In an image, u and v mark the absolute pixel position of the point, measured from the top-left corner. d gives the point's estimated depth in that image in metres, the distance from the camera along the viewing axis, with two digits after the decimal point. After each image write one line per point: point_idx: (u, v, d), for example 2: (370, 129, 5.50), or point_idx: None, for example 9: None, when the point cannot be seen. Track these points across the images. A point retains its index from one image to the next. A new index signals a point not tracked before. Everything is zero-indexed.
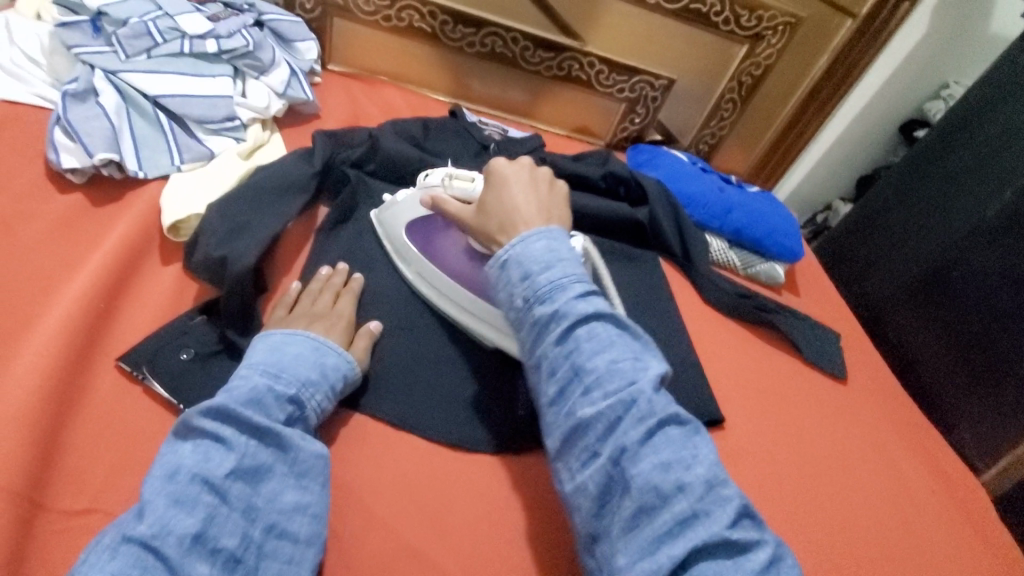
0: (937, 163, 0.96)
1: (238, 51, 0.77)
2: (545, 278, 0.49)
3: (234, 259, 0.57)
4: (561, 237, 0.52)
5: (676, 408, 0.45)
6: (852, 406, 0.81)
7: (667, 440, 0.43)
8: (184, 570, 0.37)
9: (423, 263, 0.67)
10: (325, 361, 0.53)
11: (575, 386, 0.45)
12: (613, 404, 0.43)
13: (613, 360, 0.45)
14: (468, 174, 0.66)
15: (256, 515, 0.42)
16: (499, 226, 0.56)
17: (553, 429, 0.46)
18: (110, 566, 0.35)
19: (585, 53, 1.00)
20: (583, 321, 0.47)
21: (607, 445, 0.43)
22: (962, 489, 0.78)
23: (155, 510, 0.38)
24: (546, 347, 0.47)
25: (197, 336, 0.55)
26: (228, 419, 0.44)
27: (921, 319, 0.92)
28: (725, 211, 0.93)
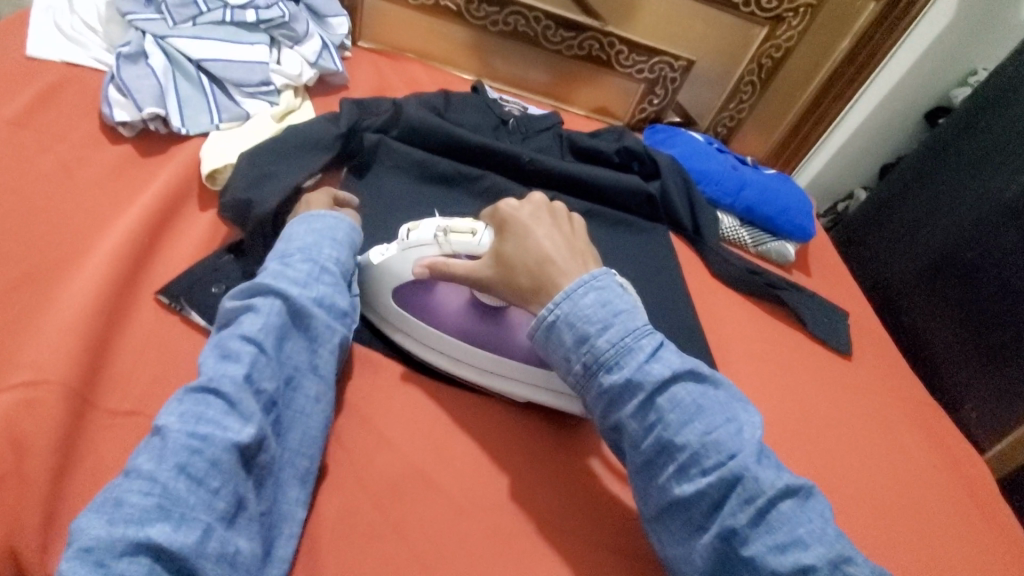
0: (955, 148, 0.94)
1: (274, 22, 0.82)
2: (604, 341, 0.51)
3: (259, 202, 0.62)
4: (611, 285, 0.54)
5: (783, 479, 0.48)
6: (857, 382, 0.82)
7: (780, 517, 0.46)
8: (237, 403, 0.46)
9: (425, 329, 0.62)
10: (318, 226, 0.59)
11: (669, 461, 0.49)
12: (715, 483, 0.47)
13: (705, 433, 0.49)
14: (462, 223, 0.60)
15: (282, 367, 0.51)
16: (533, 286, 0.56)
17: (650, 498, 0.51)
18: (181, 408, 0.45)
19: (605, 33, 1.03)
20: (659, 389, 0.50)
21: (712, 521, 0.47)
22: (964, 465, 0.78)
23: (209, 366, 0.47)
24: (625, 420, 0.51)
25: (226, 273, 0.59)
26: (255, 293, 0.52)
27: (932, 302, 0.92)
28: (737, 188, 0.94)
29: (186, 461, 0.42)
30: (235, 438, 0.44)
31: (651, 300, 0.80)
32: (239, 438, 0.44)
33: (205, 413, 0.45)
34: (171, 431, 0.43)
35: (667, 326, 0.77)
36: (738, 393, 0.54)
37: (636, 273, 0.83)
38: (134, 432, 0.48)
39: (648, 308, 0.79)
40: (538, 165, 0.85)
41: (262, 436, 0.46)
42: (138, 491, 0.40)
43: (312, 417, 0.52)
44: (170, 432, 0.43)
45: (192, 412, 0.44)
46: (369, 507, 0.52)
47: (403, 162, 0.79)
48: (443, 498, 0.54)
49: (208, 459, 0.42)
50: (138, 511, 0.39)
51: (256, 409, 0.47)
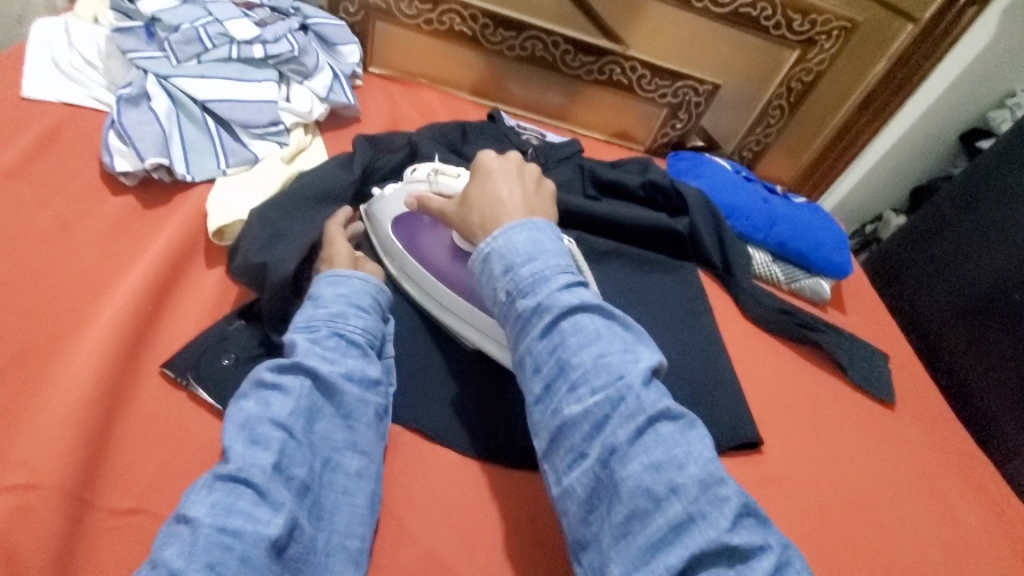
0: (996, 177, 0.90)
1: (283, 56, 0.78)
2: (527, 270, 0.47)
3: (275, 265, 0.57)
4: (545, 228, 0.50)
5: (666, 403, 0.43)
6: (899, 433, 0.77)
7: (657, 439, 0.41)
8: (269, 493, 0.43)
9: (406, 259, 0.66)
10: (343, 291, 0.57)
11: (561, 383, 0.44)
12: (601, 402, 0.42)
13: (600, 355, 0.44)
14: (454, 170, 0.66)
15: (316, 450, 0.48)
16: (481, 221, 0.54)
17: (540, 428, 0.45)
18: (210, 498, 0.41)
19: (627, 57, 0.98)
20: (566, 314, 0.45)
21: (595, 444, 0.42)
22: (1016, 526, 0.73)
23: (237, 452, 0.44)
24: (530, 343, 0.46)
25: (236, 340, 0.56)
26: (283, 369, 0.50)
27: (975, 342, 0.87)
28: (769, 223, 0.89)
29: (216, 559, 0.38)
30: (266, 532, 0.41)
31: (681, 347, 0.76)
32: (270, 532, 0.41)
33: (235, 503, 0.41)
34: (200, 525, 0.39)
35: (700, 377, 0.73)
36: (645, 333, 0.49)
37: (664, 318, 0.78)
38: (137, 535, 0.44)
39: (678, 356, 0.75)
40: (562, 204, 0.81)
41: (295, 524, 0.43)
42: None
43: (350, 501, 0.49)
44: (198, 526, 0.39)
45: (222, 502, 0.41)
46: None
47: None
48: None
49: (239, 556, 0.39)
50: None
51: (289, 497, 0.44)
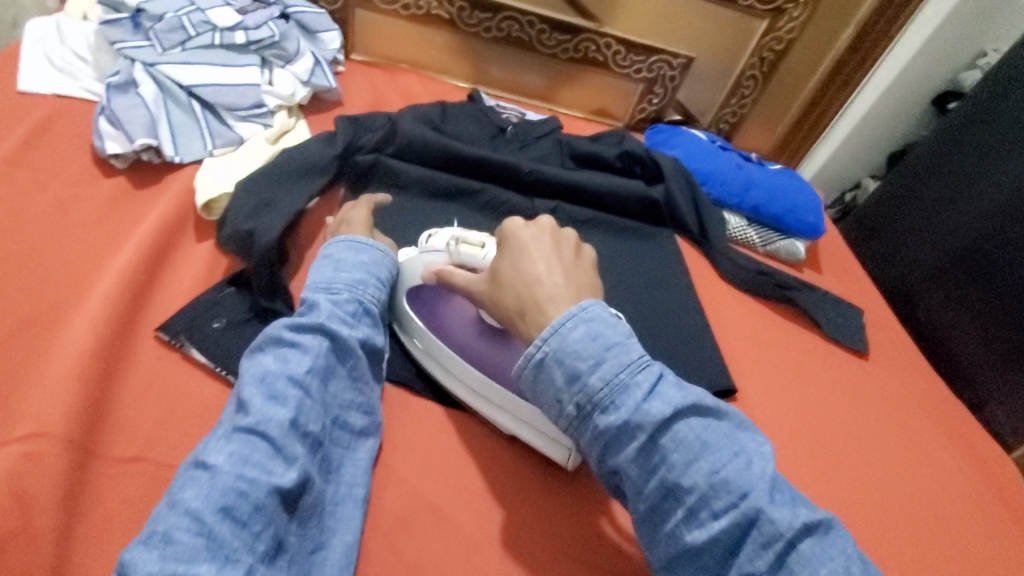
0: (969, 135, 0.92)
1: (264, 42, 0.81)
2: (597, 378, 0.45)
3: (261, 232, 0.60)
4: (604, 316, 0.48)
5: (800, 515, 0.42)
6: (875, 382, 0.80)
7: (801, 560, 0.40)
8: (283, 449, 0.46)
9: (427, 337, 0.62)
10: (363, 258, 0.59)
11: (676, 507, 0.43)
12: (728, 527, 0.41)
13: (713, 471, 0.43)
14: (476, 237, 0.59)
15: (328, 408, 0.51)
16: (518, 306, 0.51)
17: (658, 545, 0.45)
18: (228, 447, 0.44)
19: (601, 34, 1.01)
20: (661, 430, 0.44)
21: (730, 569, 0.41)
22: (990, 466, 0.76)
23: (256, 406, 0.46)
24: (624, 465, 0.45)
25: (227, 305, 0.59)
26: (303, 330, 0.52)
27: (950, 296, 0.90)
28: (744, 188, 0.92)
29: (231, 504, 0.42)
30: (280, 483, 0.44)
31: (659, 307, 0.78)
32: (284, 483, 0.44)
33: (252, 454, 0.44)
34: (220, 472, 0.43)
35: (677, 335, 0.76)
36: (747, 419, 0.48)
37: (643, 282, 0.81)
38: (141, 479, 0.47)
39: (656, 316, 0.77)
40: (540, 175, 0.83)
41: (305, 477, 0.47)
42: (185, 528, 0.40)
43: (354, 456, 0.53)
44: (218, 473, 0.43)
45: (239, 454, 0.44)
46: (378, 544, 0.51)
47: (399, 179, 0.78)
48: (456, 532, 0.53)
49: (252, 503, 0.42)
50: (188, 548, 0.39)
51: (301, 452, 0.47)
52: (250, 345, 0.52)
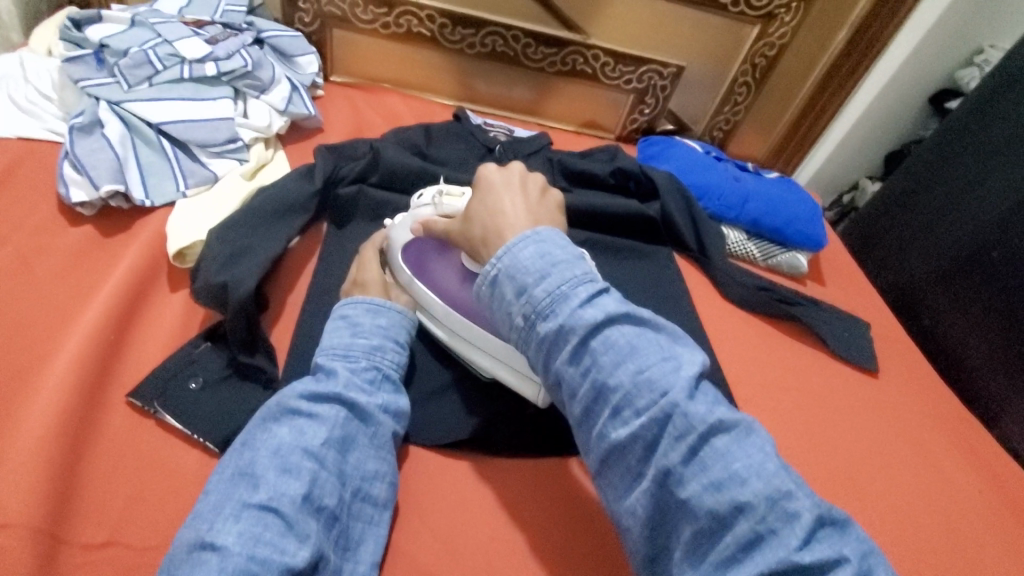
0: (973, 135, 0.88)
1: (237, 72, 0.78)
2: (541, 290, 0.44)
3: (236, 283, 0.56)
4: (552, 238, 0.47)
5: (718, 413, 0.40)
6: (887, 399, 0.77)
7: (716, 455, 0.38)
8: (297, 526, 0.43)
9: (415, 287, 0.64)
10: (382, 322, 0.57)
11: (603, 407, 0.42)
12: (648, 423, 0.40)
13: (638, 371, 0.41)
14: (459, 191, 0.65)
15: (346, 480, 0.48)
16: (483, 237, 0.52)
17: (591, 449, 0.43)
18: (237, 526, 0.41)
19: (589, 46, 0.98)
20: (593, 332, 0.42)
21: (650, 465, 0.40)
22: (1012, 486, 0.72)
23: (269, 480, 0.44)
24: (560, 368, 0.43)
25: (204, 364, 0.55)
26: (319, 399, 0.50)
27: (956, 302, 0.86)
28: (741, 201, 0.89)
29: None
30: (293, 563, 0.41)
31: None
32: (298, 562, 0.41)
33: (263, 533, 0.41)
34: (229, 554, 0.39)
35: None
36: (682, 331, 0.46)
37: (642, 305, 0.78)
38: (113, 567, 0.44)
39: None
40: None
41: (321, 556, 0.43)
42: None
43: (376, 532, 0.49)
44: (227, 554, 0.39)
45: (250, 532, 0.41)
46: None
47: (384, 211, 0.74)
48: None
49: None
50: None
51: (316, 528, 0.44)
52: (259, 413, 0.49)
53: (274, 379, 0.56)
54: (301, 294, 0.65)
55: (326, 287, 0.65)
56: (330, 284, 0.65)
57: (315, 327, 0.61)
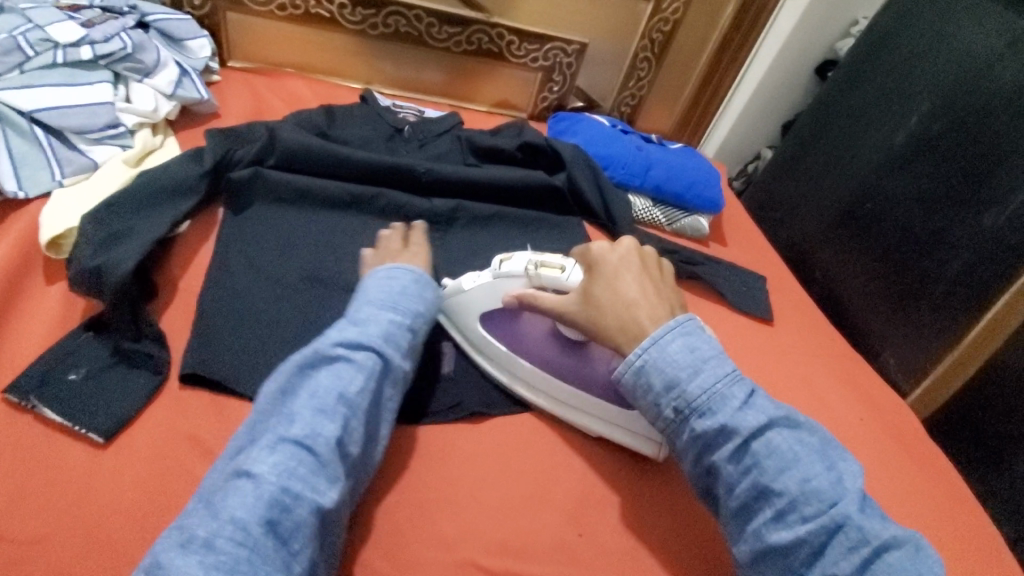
0: (847, 97, 0.95)
1: (116, 55, 0.75)
2: (697, 386, 0.47)
3: (114, 265, 0.54)
4: (696, 330, 0.50)
5: (889, 529, 0.42)
6: (781, 344, 0.82)
7: (887, 569, 0.40)
8: (329, 468, 0.43)
9: (506, 355, 0.63)
10: (427, 296, 0.59)
11: (765, 507, 0.44)
12: (815, 530, 0.42)
13: (805, 479, 0.44)
14: (553, 258, 0.59)
15: (369, 432, 0.48)
16: (621, 327, 0.52)
17: (742, 544, 0.45)
18: (273, 457, 0.42)
19: (493, 25, 0.99)
20: (756, 434, 0.45)
21: (815, 570, 0.42)
22: (892, 411, 0.78)
23: (304, 418, 0.44)
24: (719, 464, 0.46)
25: (86, 354, 0.53)
26: (356, 346, 0.50)
27: (842, 252, 0.92)
28: (644, 169, 0.93)
29: (274, 517, 0.39)
30: (323, 503, 0.41)
31: None
32: (325, 502, 0.42)
33: (296, 468, 0.42)
34: (264, 482, 0.40)
35: None
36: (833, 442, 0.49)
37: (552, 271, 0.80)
38: None
39: None
40: (437, 175, 0.80)
41: (344, 499, 0.44)
42: (226, 537, 0.37)
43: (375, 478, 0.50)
44: (263, 482, 0.40)
45: (285, 465, 0.41)
46: None
47: (287, 193, 0.72)
48: (360, 564, 0.49)
49: (294, 521, 0.39)
50: (227, 557, 0.37)
51: (343, 473, 0.44)
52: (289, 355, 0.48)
53: (165, 362, 0.54)
54: (196, 278, 0.63)
55: (222, 270, 0.63)
56: (227, 267, 0.63)
57: (211, 311, 0.58)
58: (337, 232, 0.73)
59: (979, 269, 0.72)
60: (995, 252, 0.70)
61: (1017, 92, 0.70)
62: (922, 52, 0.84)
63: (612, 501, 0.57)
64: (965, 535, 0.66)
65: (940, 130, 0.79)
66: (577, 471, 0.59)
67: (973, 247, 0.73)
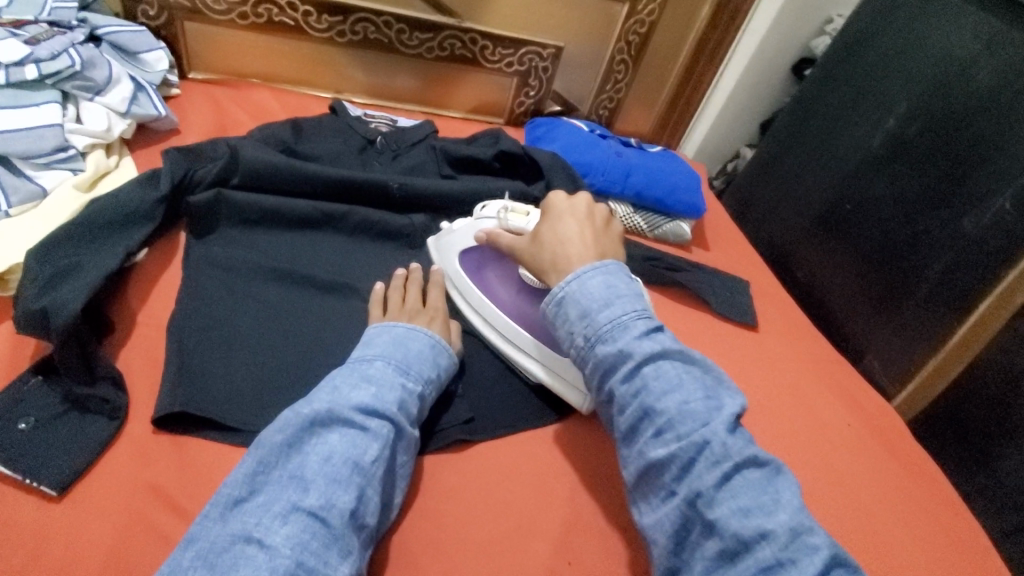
0: (823, 98, 0.94)
1: (63, 74, 0.70)
2: (605, 317, 0.49)
3: (60, 307, 0.50)
4: (618, 273, 0.52)
5: (751, 450, 0.44)
6: (767, 350, 0.81)
7: (744, 484, 0.42)
8: (343, 542, 0.42)
9: (468, 286, 0.70)
10: (441, 361, 0.58)
11: (647, 426, 0.46)
12: (686, 447, 0.44)
13: (683, 402, 0.45)
14: (523, 208, 0.67)
15: (381, 501, 0.47)
16: (552, 260, 0.56)
17: (630, 463, 0.48)
18: (286, 528, 0.40)
19: (465, 30, 0.96)
20: (648, 360, 0.47)
21: (682, 485, 0.43)
22: (879, 415, 0.77)
23: (318, 486, 0.43)
24: (614, 387, 0.48)
25: (35, 401, 0.49)
26: (370, 412, 0.48)
27: (823, 254, 0.92)
28: (624, 174, 0.91)
29: None
30: None
31: None
32: None
33: (309, 541, 0.40)
34: (278, 555, 0.39)
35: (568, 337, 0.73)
36: (730, 383, 0.50)
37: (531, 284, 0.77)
38: None
39: None
40: (411, 190, 0.76)
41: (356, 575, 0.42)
42: None
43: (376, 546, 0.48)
44: (276, 555, 0.39)
45: (298, 537, 0.40)
46: None
47: (251, 214, 0.69)
48: None
49: None
50: None
51: (356, 545, 0.43)
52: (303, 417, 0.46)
53: (121, 408, 0.51)
54: (156, 308, 0.60)
55: (182, 299, 0.60)
56: (189, 296, 0.60)
57: (171, 346, 0.56)
58: (306, 252, 0.70)
59: (959, 271, 0.71)
60: (973, 255, 0.70)
61: (993, 95, 0.70)
62: (898, 53, 0.83)
63: (601, 529, 0.55)
64: (956, 539, 0.65)
65: (915, 132, 0.79)
66: (563, 497, 0.57)
67: (952, 249, 0.72)
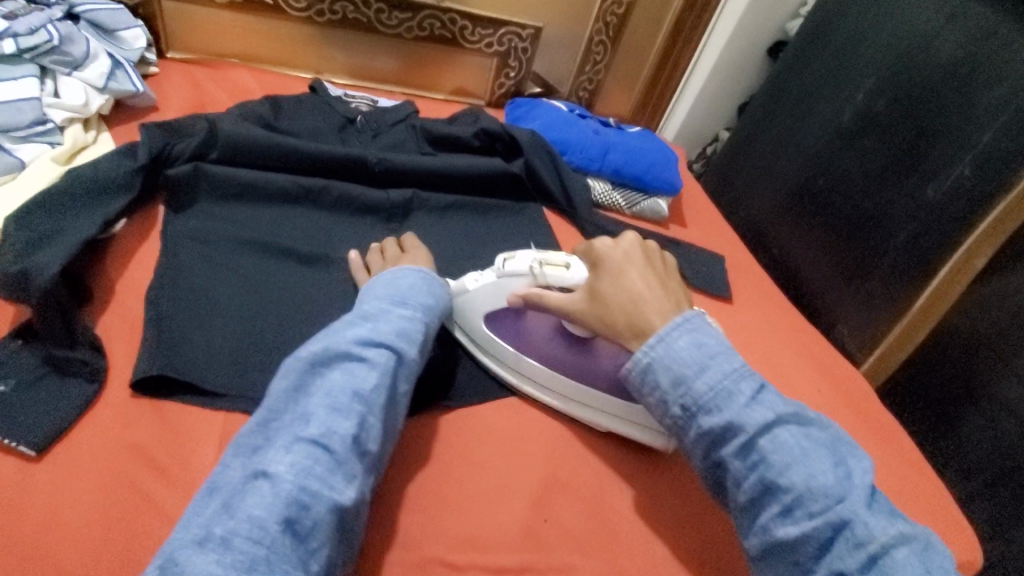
0: (797, 76, 0.96)
1: (40, 48, 0.70)
2: (703, 383, 0.47)
3: (39, 269, 0.51)
4: (703, 325, 0.50)
5: (896, 525, 0.42)
6: (742, 322, 0.83)
7: (895, 565, 0.40)
8: (347, 465, 0.42)
9: (512, 356, 0.63)
10: (437, 292, 0.58)
11: (772, 502, 0.43)
12: (821, 526, 0.41)
13: (811, 476, 0.43)
14: (557, 257, 0.61)
15: (385, 428, 0.48)
16: (630, 324, 0.53)
17: (751, 536, 0.45)
18: (290, 457, 0.41)
19: (444, 9, 0.96)
20: (764, 430, 0.45)
21: (821, 565, 0.41)
22: (848, 383, 0.80)
23: (319, 417, 0.44)
24: (726, 459, 0.46)
25: (15, 363, 0.50)
26: (368, 343, 0.49)
27: (796, 229, 0.94)
28: (602, 152, 0.93)
29: (293, 517, 0.39)
30: (340, 500, 0.41)
31: None
32: (344, 499, 0.41)
33: (313, 467, 0.41)
34: (282, 483, 0.40)
35: None
36: (847, 437, 0.48)
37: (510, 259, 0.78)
38: None
39: None
40: (390, 165, 0.78)
41: (363, 497, 0.43)
42: (244, 538, 0.37)
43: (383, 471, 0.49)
44: (280, 482, 0.40)
45: (302, 465, 0.41)
46: None
47: (230, 187, 0.70)
48: None
49: (313, 519, 0.39)
50: (244, 555, 0.36)
51: (361, 470, 0.44)
52: (303, 356, 0.47)
53: (100, 370, 0.51)
54: (135, 279, 0.60)
55: (162, 270, 0.60)
56: (168, 267, 0.61)
57: (151, 313, 0.56)
58: (287, 227, 0.70)
59: (924, 239, 0.74)
60: (935, 221, 0.72)
61: (953, 67, 0.72)
62: (866, 31, 0.85)
63: (577, 486, 0.57)
64: (922, 497, 0.68)
65: (883, 106, 0.81)
66: (539, 458, 0.58)
67: (918, 219, 0.74)
